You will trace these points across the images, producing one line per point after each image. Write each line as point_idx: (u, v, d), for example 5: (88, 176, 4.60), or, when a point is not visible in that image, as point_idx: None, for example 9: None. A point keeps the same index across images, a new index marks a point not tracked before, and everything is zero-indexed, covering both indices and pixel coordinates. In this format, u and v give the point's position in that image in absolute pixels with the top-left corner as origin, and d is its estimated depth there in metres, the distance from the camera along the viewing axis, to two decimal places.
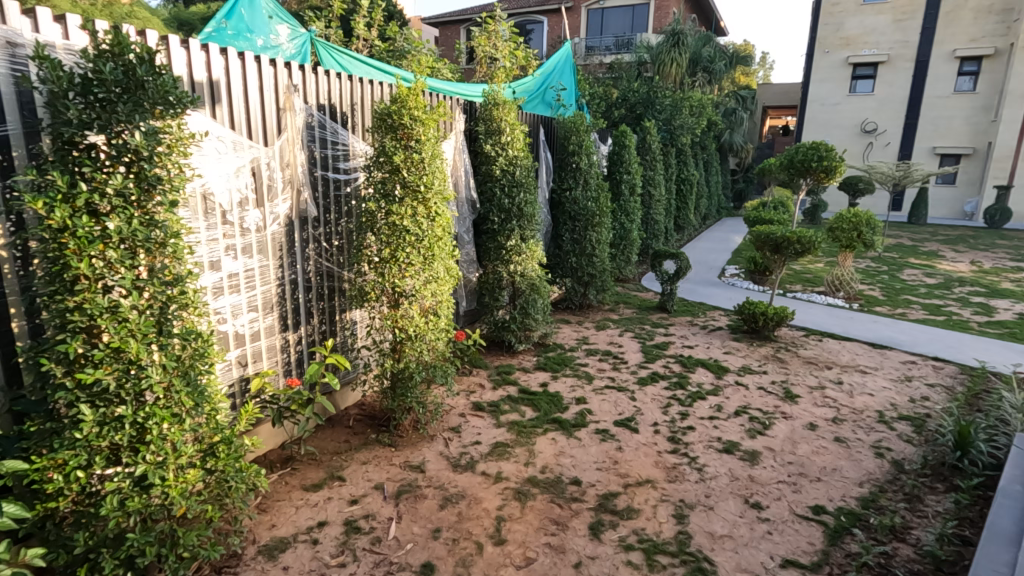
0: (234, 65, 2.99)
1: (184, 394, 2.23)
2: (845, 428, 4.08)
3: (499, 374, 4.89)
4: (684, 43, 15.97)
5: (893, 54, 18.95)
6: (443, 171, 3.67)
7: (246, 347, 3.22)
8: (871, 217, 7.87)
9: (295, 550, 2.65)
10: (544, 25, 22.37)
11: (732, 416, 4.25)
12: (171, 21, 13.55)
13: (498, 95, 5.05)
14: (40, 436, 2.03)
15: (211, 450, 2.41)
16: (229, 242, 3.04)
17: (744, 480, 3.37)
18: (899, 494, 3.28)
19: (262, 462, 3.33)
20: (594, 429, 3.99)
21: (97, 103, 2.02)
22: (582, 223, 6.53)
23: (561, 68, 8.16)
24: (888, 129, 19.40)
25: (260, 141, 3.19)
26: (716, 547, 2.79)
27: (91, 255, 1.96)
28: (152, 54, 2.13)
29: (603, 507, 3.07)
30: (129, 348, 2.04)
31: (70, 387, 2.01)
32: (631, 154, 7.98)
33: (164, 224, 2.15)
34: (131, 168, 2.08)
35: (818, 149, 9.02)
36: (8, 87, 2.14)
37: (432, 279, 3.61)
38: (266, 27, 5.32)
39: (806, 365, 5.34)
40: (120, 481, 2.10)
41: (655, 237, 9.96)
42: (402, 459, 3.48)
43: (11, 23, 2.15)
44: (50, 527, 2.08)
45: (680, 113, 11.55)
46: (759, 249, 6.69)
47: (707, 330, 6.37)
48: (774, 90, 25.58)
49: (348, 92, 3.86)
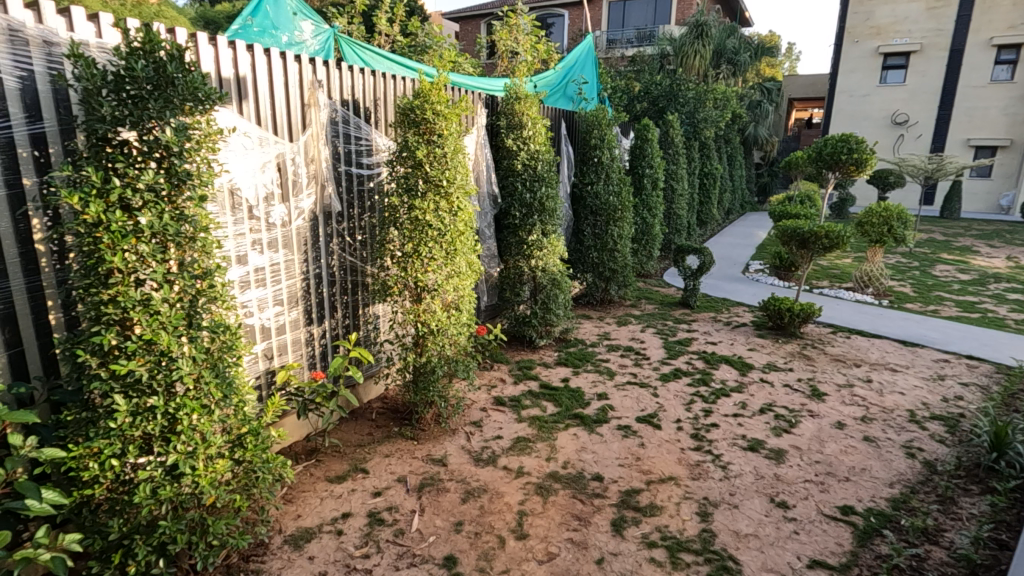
0: (260, 61, 3.01)
1: (213, 386, 2.28)
2: (874, 427, 3.98)
3: (520, 369, 4.89)
4: (708, 34, 15.71)
5: (926, 43, 18.38)
6: (465, 165, 3.67)
7: (272, 341, 3.27)
8: (903, 211, 7.65)
9: (320, 541, 2.69)
10: (565, 18, 22.19)
11: (757, 414, 4.18)
12: (197, 20, 13.78)
13: (520, 88, 5.02)
14: (76, 425, 2.08)
15: (239, 441, 2.46)
16: (255, 236, 3.08)
17: (769, 479, 3.32)
18: (931, 495, 3.20)
19: (287, 453, 3.39)
20: (616, 425, 3.97)
21: (129, 100, 2.06)
22: (604, 218, 6.46)
23: (583, 61, 8.09)
24: (920, 121, 18.84)
25: (285, 137, 3.23)
26: (741, 546, 2.75)
27: (124, 249, 2.00)
28: (181, 51, 2.17)
29: (625, 504, 3.06)
30: (161, 340, 2.09)
31: (105, 378, 2.05)
32: (653, 148, 7.87)
33: (193, 218, 2.19)
34: (161, 163, 2.11)
35: (848, 141, 8.78)
36: (45, 85, 2.19)
37: (454, 274, 3.62)
38: (290, 23, 5.36)
39: (833, 362, 5.23)
40: (152, 470, 2.14)
41: (678, 232, 9.85)
42: (424, 452, 3.50)
43: (47, 23, 2.21)
44: (85, 514, 2.13)
45: (704, 105, 11.36)
46: (785, 244, 6.56)
47: (731, 326, 6.28)
48: (801, 81, 25.02)
49: (371, 88, 3.88)
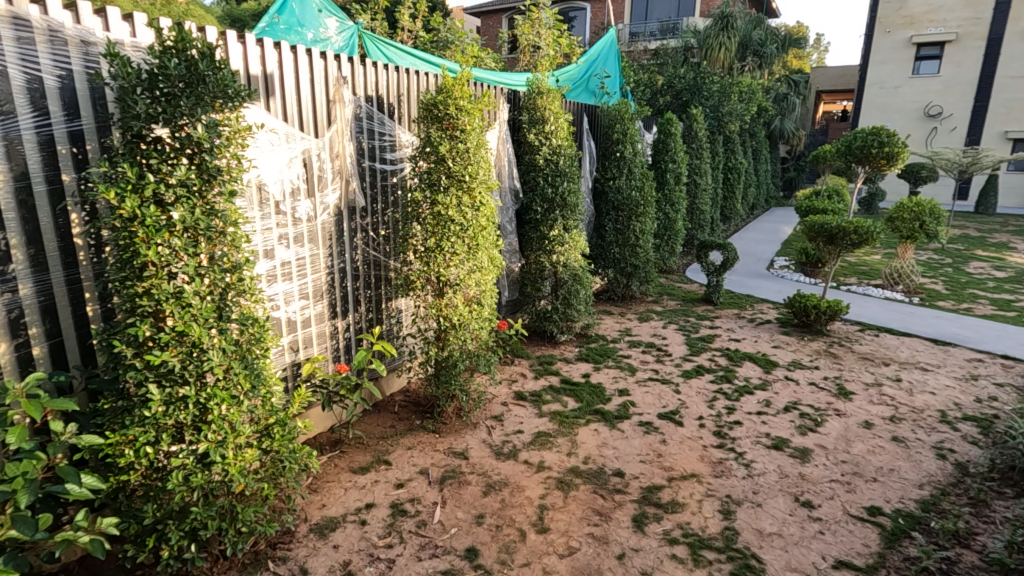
0: (287, 57, 3.06)
1: (241, 376, 2.33)
2: (903, 427, 3.89)
3: (541, 364, 4.90)
4: (734, 26, 15.38)
5: (962, 32, 17.80)
6: (488, 160, 3.68)
7: (298, 333, 3.33)
8: (936, 206, 7.44)
9: (344, 530, 2.74)
10: (587, 12, 22.01)
11: (781, 412, 4.12)
12: (224, 18, 14.07)
13: (543, 83, 5.00)
14: (113, 413, 2.15)
15: (267, 431, 2.52)
16: (282, 231, 3.13)
17: (794, 478, 3.28)
18: (963, 498, 3.12)
19: (312, 444, 3.45)
20: (637, 421, 3.95)
21: (162, 98, 2.11)
22: (626, 214, 6.41)
23: (605, 55, 8.02)
24: (955, 113, 18.27)
25: (311, 132, 3.28)
26: (764, 545, 2.72)
27: (157, 243, 2.07)
28: (212, 49, 2.21)
29: (647, 500, 3.05)
30: (192, 331, 2.15)
31: (140, 368, 2.12)
32: (677, 142, 7.81)
33: (223, 213, 2.24)
34: (193, 160, 2.17)
35: (878, 134, 8.54)
36: (82, 84, 2.25)
37: (476, 269, 3.64)
38: (315, 20, 5.39)
39: (861, 361, 5.11)
40: (184, 457, 2.21)
41: (701, 228, 9.74)
42: (446, 445, 3.54)
43: (84, 24, 2.27)
44: (121, 499, 2.20)
45: (728, 98, 11.17)
46: (812, 240, 6.43)
47: (755, 322, 6.20)
48: (829, 73, 24.43)
49: (395, 84, 3.91)
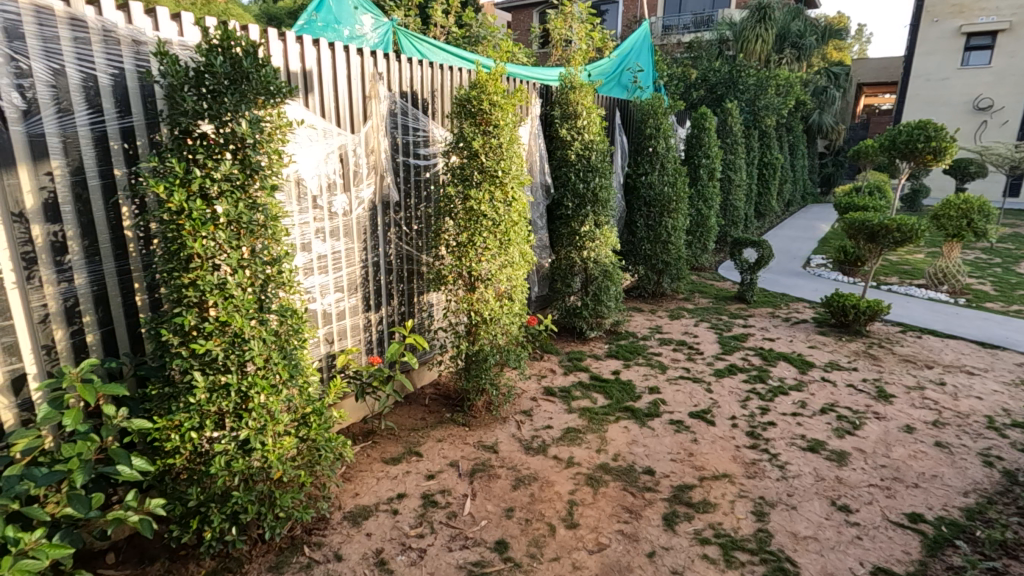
0: (325, 55, 3.12)
1: (280, 366, 2.40)
2: (947, 432, 3.76)
3: (570, 361, 4.89)
4: (771, 18, 14.98)
5: (1017, 20, 16.96)
6: (520, 155, 3.68)
7: (333, 325, 3.40)
8: (985, 203, 7.13)
9: (377, 519, 2.80)
10: (619, 5, 21.70)
11: (817, 414, 4.03)
12: (262, 17, 14.34)
13: (576, 78, 4.97)
14: (160, 399, 2.24)
15: (304, 420, 2.60)
16: (319, 224, 3.20)
17: (830, 481, 3.20)
18: (1011, 507, 3.00)
19: (346, 433, 3.52)
20: (668, 420, 3.90)
21: (208, 94, 2.19)
22: (658, 210, 6.34)
23: (638, 48, 7.91)
24: (1006, 107, 17.44)
25: (348, 128, 3.34)
26: (799, 548, 2.67)
27: (203, 236, 2.14)
28: (256, 47, 2.26)
29: (677, 499, 3.02)
30: (235, 321, 2.22)
31: (186, 356, 2.20)
32: (711, 137, 7.66)
33: (265, 207, 2.30)
34: (236, 154, 2.23)
35: (925, 128, 8.19)
36: (133, 82, 2.34)
37: (507, 264, 3.66)
38: (351, 18, 5.45)
39: (902, 363, 4.96)
40: (226, 443, 2.28)
41: (734, 225, 9.56)
42: (475, 439, 3.57)
43: (135, 24, 2.35)
44: (167, 482, 2.29)
45: (765, 92, 10.88)
46: (852, 237, 6.23)
47: (791, 322, 6.07)
48: (872, 65, 23.60)
49: (429, 79, 3.94)
